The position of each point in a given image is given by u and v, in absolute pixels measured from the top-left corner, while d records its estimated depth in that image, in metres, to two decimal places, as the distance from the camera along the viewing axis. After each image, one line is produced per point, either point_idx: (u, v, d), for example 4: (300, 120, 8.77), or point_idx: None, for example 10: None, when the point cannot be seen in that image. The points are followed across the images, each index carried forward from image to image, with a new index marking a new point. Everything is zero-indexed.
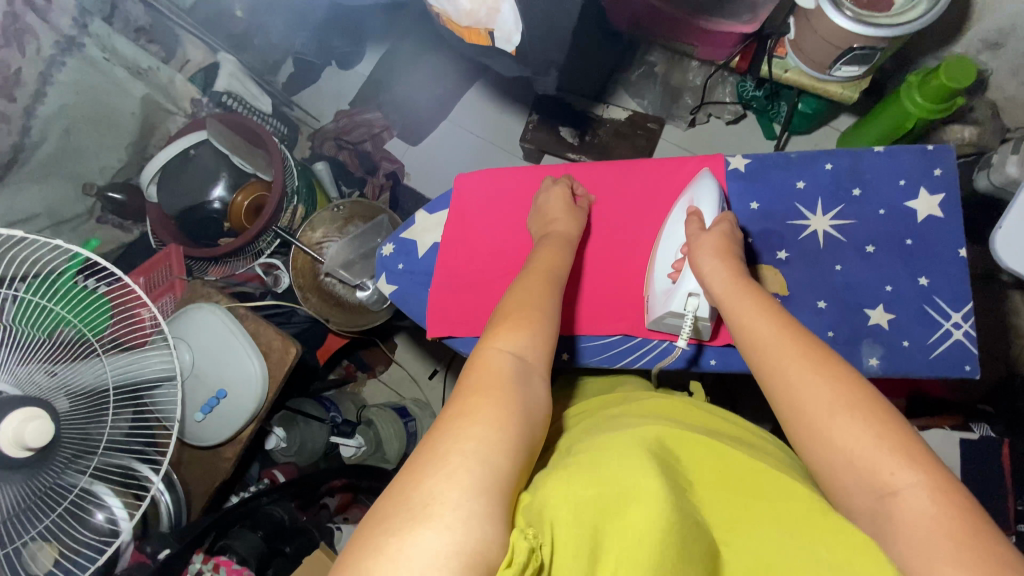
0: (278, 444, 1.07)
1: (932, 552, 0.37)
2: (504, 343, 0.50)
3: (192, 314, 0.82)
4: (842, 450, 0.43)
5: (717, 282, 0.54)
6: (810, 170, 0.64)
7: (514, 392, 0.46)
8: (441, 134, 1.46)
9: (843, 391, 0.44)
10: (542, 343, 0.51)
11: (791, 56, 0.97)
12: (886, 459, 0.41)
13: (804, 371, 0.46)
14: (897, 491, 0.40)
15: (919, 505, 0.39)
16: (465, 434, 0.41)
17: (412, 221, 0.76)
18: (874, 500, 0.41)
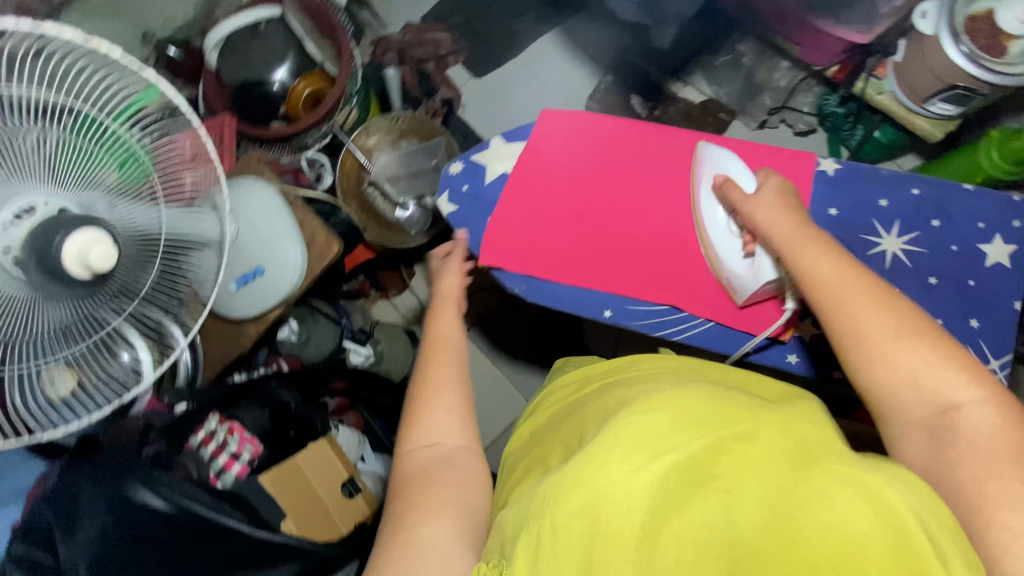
0: (290, 335, 1.12)
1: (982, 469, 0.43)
2: (420, 436, 0.54)
3: (245, 187, 0.82)
4: (906, 370, 0.47)
5: (772, 226, 0.57)
6: (895, 191, 0.64)
7: (441, 480, 0.51)
8: (507, 73, 1.43)
9: (906, 316, 0.48)
10: (454, 406, 0.56)
11: (890, 78, 0.95)
12: (941, 376, 0.46)
13: (870, 299, 0.49)
14: (954, 407, 0.46)
15: (979, 418, 0.45)
16: (413, 523, 0.47)
17: (486, 145, 0.75)
18: (932, 415, 0.46)
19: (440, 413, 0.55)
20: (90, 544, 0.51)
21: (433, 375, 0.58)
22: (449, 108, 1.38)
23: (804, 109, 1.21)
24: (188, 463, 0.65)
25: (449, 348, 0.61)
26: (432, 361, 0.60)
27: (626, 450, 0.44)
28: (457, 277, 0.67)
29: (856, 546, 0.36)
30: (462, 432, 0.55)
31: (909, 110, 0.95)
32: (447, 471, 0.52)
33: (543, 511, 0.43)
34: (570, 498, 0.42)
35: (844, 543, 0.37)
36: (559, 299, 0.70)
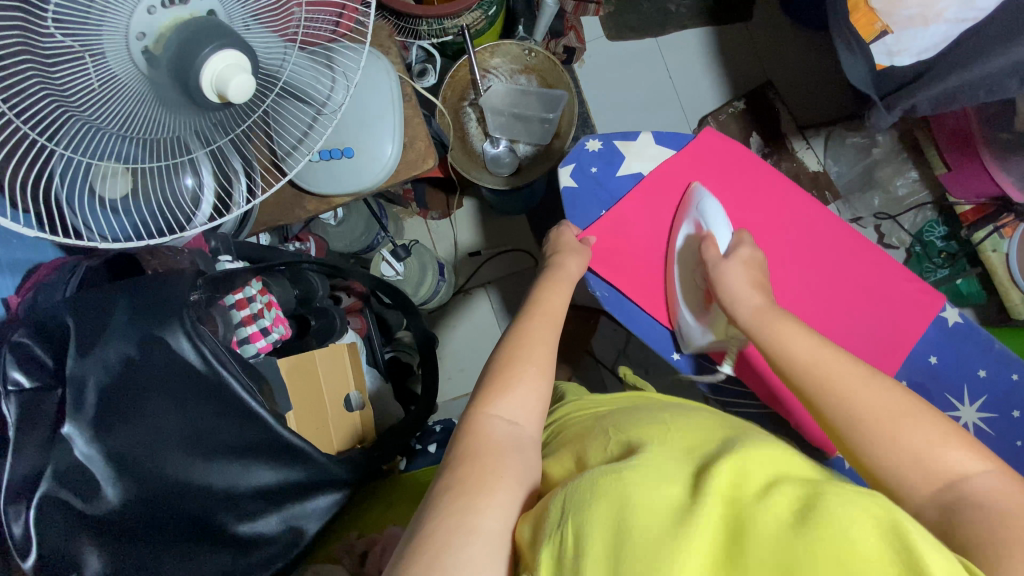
0: (329, 220, 1.06)
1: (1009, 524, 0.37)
2: (498, 409, 0.51)
3: (369, 59, 0.75)
4: (908, 437, 0.44)
5: (736, 285, 0.59)
6: (994, 368, 0.63)
7: (509, 457, 0.48)
8: (640, 50, 1.33)
9: (891, 397, 0.46)
10: (542, 391, 0.54)
11: (1012, 241, 0.93)
12: (943, 448, 0.43)
13: (838, 375, 0.49)
14: (964, 476, 0.41)
15: (991, 491, 0.40)
16: (480, 501, 0.43)
17: (633, 137, 0.72)
18: (938, 491, 0.41)
19: (522, 388, 0.53)
20: (109, 370, 0.47)
21: (523, 357, 0.55)
22: (568, 57, 1.28)
23: (904, 227, 1.17)
24: (217, 319, 0.59)
25: (545, 324, 0.58)
26: (521, 333, 0.58)
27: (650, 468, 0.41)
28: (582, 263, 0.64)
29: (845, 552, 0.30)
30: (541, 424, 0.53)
31: (1013, 279, 0.94)
32: (517, 452, 0.49)
33: (566, 508, 0.39)
34: (602, 508, 0.38)
35: (843, 546, 0.30)
36: (634, 320, 0.69)
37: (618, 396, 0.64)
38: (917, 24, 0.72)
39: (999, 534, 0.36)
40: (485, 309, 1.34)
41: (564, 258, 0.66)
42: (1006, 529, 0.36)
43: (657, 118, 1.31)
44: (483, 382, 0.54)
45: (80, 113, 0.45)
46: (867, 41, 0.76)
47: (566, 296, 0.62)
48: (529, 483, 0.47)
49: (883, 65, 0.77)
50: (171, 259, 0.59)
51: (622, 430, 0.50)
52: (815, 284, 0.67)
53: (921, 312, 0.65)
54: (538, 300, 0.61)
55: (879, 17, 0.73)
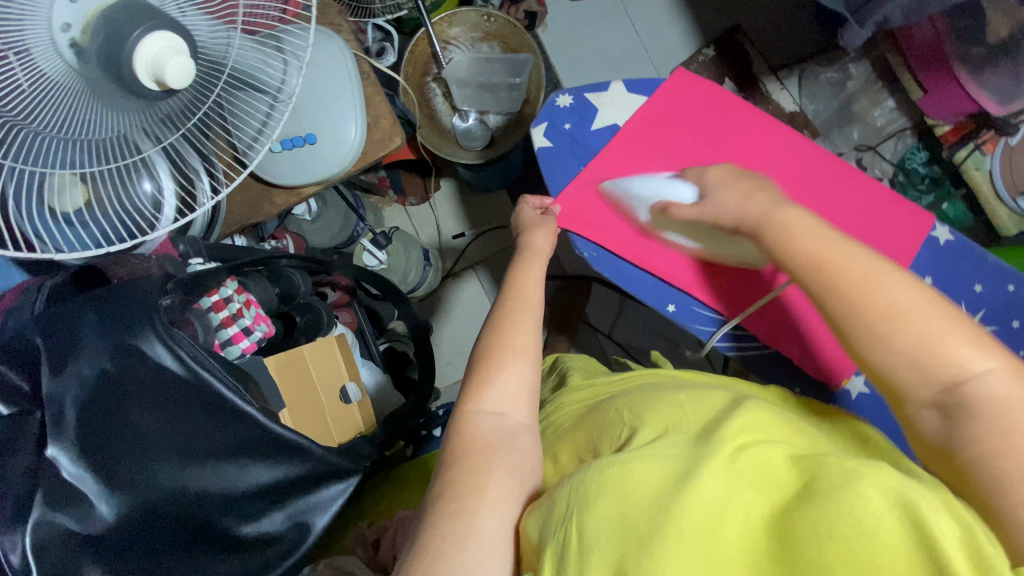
0: (304, 215, 1.03)
1: (1012, 426, 0.37)
2: (484, 403, 0.48)
3: (320, 39, 0.72)
4: (913, 331, 0.42)
5: (738, 204, 0.55)
6: (989, 281, 0.63)
7: (499, 456, 0.44)
8: (604, 6, 1.29)
9: (908, 291, 0.44)
10: (527, 378, 0.50)
11: (994, 158, 0.92)
12: (950, 345, 0.41)
13: (848, 269, 0.46)
14: (972, 377, 0.40)
15: (1002, 388, 0.39)
16: (473, 504, 0.41)
17: (606, 87, 0.70)
18: (938, 392, 0.41)
19: (510, 370, 0.49)
20: (86, 383, 0.45)
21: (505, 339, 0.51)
22: (530, 23, 1.23)
23: (886, 157, 1.14)
24: (195, 324, 0.57)
25: (524, 306, 0.54)
26: (500, 319, 0.53)
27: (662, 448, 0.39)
28: (550, 238, 0.62)
29: (862, 540, 0.28)
30: (530, 410, 0.49)
31: (999, 196, 0.93)
32: (510, 444, 0.45)
33: (571, 505, 0.37)
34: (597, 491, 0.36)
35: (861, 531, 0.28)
36: (625, 276, 0.66)
37: (621, 378, 0.61)
38: None
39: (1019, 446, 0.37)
40: (475, 291, 1.32)
41: (547, 221, 0.64)
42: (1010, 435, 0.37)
43: (628, 75, 1.28)
44: (467, 375, 0.50)
45: (18, 119, 0.43)
46: None
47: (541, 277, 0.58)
48: (525, 479, 0.44)
49: None
50: (137, 266, 0.57)
51: (631, 416, 0.48)
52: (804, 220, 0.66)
53: (912, 235, 0.64)
54: (512, 285, 0.56)
55: None
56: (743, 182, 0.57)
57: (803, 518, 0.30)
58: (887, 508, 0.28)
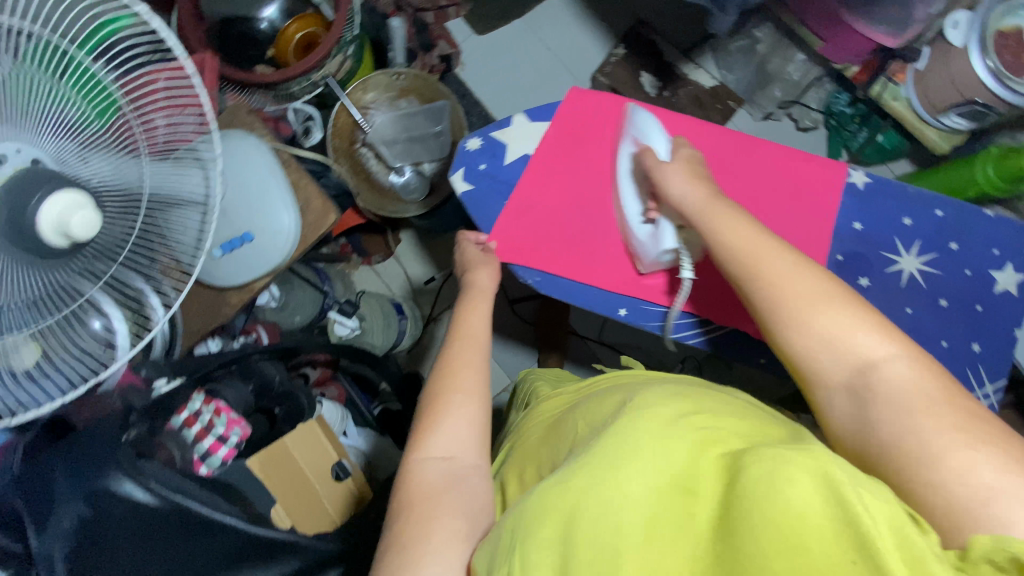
0: (269, 302, 1.06)
1: (910, 406, 0.39)
2: (434, 449, 0.47)
3: (232, 142, 0.74)
4: (831, 320, 0.44)
5: (681, 186, 0.57)
6: (919, 211, 0.64)
7: (448, 500, 0.44)
8: (511, 33, 1.34)
9: (814, 281, 0.46)
10: (477, 419, 0.49)
11: (908, 85, 0.94)
12: (856, 333, 0.43)
13: (769, 264, 0.48)
14: (879, 359, 0.42)
15: (901, 370, 0.41)
16: (417, 550, 0.41)
17: (508, 122, 0.70)
18: (851, 375, 0.42)
19: (459, 411, 0.49)
20: (67, 538, 0.45)
21: (454, 381, 0.51)
22: (447, 65, 1.30)
23: (812, 106, 1.20)
24: (170, 445, 0.59)
25: (468, 346, 0.54)
26: (444, 361, 0.53)
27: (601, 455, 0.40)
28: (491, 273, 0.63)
29: (784, 515, 0.29)
30: (482, 450, 0.49)
31: (924, 119, 0.95)
32: (461, 486, 0.45)
33: (516, 532, 0.38)
34: (550, 518, 0.38)
35: (791, 520, 0.29)
36: (571, 293, 0.68)
37: (578, 390, 0.62)
38: None
39: (911, 423, 0.38)
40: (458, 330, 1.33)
41: (485, 259, 0.65)
42: (913, 414, 0.39)
43: (552, 91, 1.32)
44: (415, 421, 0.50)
45: None
46: None
47: (483, 313, 0.59)
48: (475, 518, 0.44)
49: None
50: (101, 404, 0.58)
51: (582, 424, 0.49)
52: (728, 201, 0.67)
53: (833, 187, 0.65)
54: (458, 325, 0.57)
55: None
56: (690, 170, 0.58)
57: (735, 510, 0.31)
58: (813, 493, 0.29)
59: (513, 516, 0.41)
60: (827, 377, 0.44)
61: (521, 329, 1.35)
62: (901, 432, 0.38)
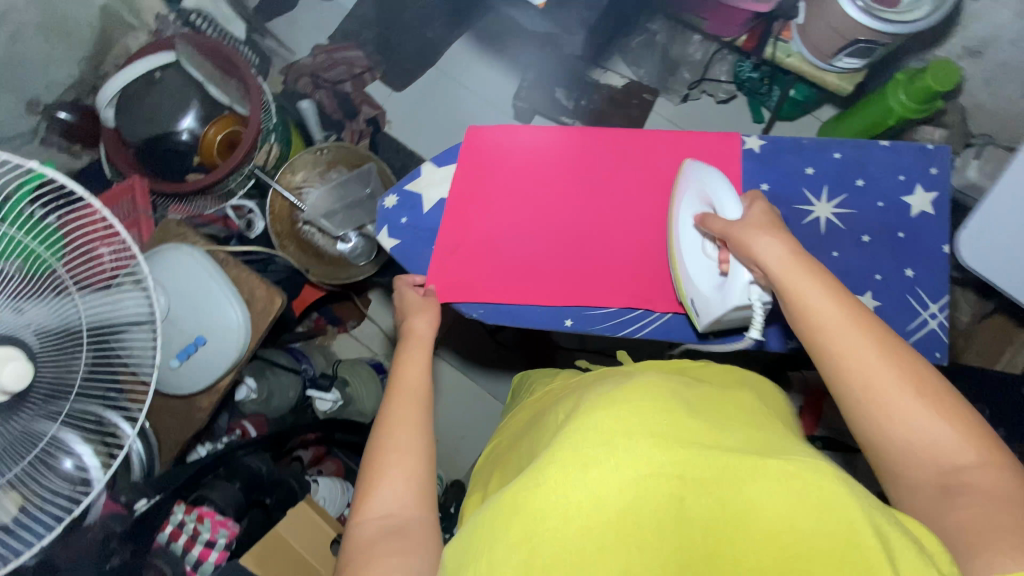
0: (249, 394, 1.04)
1: (972, 508, 0.40)
2: (375, 507, 0.48)
3: (167, 254, 0.77)
4: (916, 420, 0.45)
5: (767, 256, 0.52)
6: (818, 157, 0.66)
7: (392, 554, 0.45)
8: (428, 83, 1.40)
9: (901, 367, 0.46)
10: (414, 471, 0.50)
11: (796, 41, 1.00)
12: (934, 431, 0.44)
13: (858, 342, 0.47)
14: (967, 465, 0.43)
15: (985, 480, 0.42)
16: None
17: (418, 173, 0.73)
18: (939, 473, 0.43)
19: (393, 467, 0.50)
20: None
21: (390, 437, 0.52)
22: (375, 127, 1.34)
23: (721, 79, 1.24)
24: (159, 564, 0.65)
25: (400, 400, 0.55)
26: (383, 417, 0.53)
27: (576, 443, 0.41)
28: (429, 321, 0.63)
29: (793, 538, 0.34)
30: (422, 501, 0.49)
31: (819, 68, 0.99)
32: (401, 539, 0.46)
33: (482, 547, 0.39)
34: (515, 521, 0.38)
35: (798, 551, 0.34)
36: (519, 316, 0.68)
37: (527, 409, 0.63)
38: None
39: (989, 522, 0.39)
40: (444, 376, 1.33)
41: (424, 305, 0.65)
42: (981, 515, 0.39)
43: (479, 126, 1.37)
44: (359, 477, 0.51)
45: None
46: None
47: (422, 366, 0.58)
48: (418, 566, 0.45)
49: None
50: (80, 539, 0.61)
51: (546, 431, 0.50)
52: (644, 194, 0.69)
53: (731, 156, 0.68)
54: (398, 378, 0.57)
55: None
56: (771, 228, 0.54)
57: (751, 517, 0.36)
58: (831, 523, 0.35)
59: (472, 527, 0.42)
60: (882, 427, 0.45)
61: (505, 356, 1.34)
62: (965, 531, 0.39)
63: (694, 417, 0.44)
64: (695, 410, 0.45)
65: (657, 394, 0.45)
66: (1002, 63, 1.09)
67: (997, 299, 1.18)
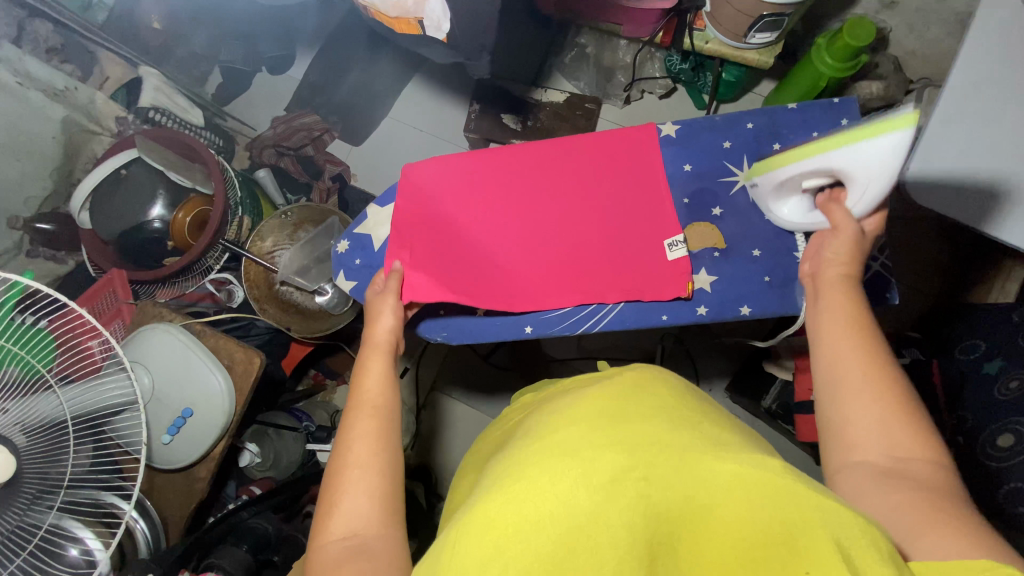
0: (252, 459, 1.06)
1: (902, 501, 0.42)
2: (337, 528, 0.47)
3: (147, 336, 0.81)
4: (870, 417, 0.47)
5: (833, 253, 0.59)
6: (733, 130, 0.72)
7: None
8: (384, 132, 1.46)
9: (873, 367, 0.50)
10: (376, 489, 0.49)
11: (710, 28, 1.04)
12: (886, 433, 0.46)
13: (843, 345, 0.52)
14: (906, 461, 0.45)
15: (923, 476, 0.44)
16: None
17: (364, 216, 0.76)
18: (883, 465, 0.45)
19: (362, 476, 0.49)
20: None
21: (351, 456, 0.51)
22: (340, 182, 1.38)
23: (656, 75, 1.29)
24: None
25: (368, 413, 0.54)
26: (343, 436, 0.53)
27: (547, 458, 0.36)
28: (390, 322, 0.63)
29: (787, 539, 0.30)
30: (387, 519, 0.48)
31: (738, 47, 1.04)
32: (367, 562, 0.44)
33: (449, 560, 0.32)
34: (479, 539, 0.32)
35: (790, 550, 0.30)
36: (481, 332, 0.72)
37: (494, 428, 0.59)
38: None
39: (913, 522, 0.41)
40: (445, 409, 1.33)
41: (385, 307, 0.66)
42: (906, 510, 0.41)
43: None
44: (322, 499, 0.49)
45: None
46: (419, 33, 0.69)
47: (388, 377, 0.58)
48: None
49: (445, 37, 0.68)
50: None
51: (510, 445, 0.46)
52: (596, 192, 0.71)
53: (649, 145, 0.72)
54: (356, 393, 0.57)
55: (407, 16, 0.67)
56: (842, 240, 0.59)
57: (731, 518, 0.32)
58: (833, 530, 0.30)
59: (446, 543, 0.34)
60: (835, 416, 0.49)
61: (501, 377, 1.33)
62: (902, 523, 0.41)
63: (671, 419, 0.40)
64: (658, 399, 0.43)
65: (622, 395, 0.43)
66: (918, 8, 1.11)
67: (970, 234, 1.19)
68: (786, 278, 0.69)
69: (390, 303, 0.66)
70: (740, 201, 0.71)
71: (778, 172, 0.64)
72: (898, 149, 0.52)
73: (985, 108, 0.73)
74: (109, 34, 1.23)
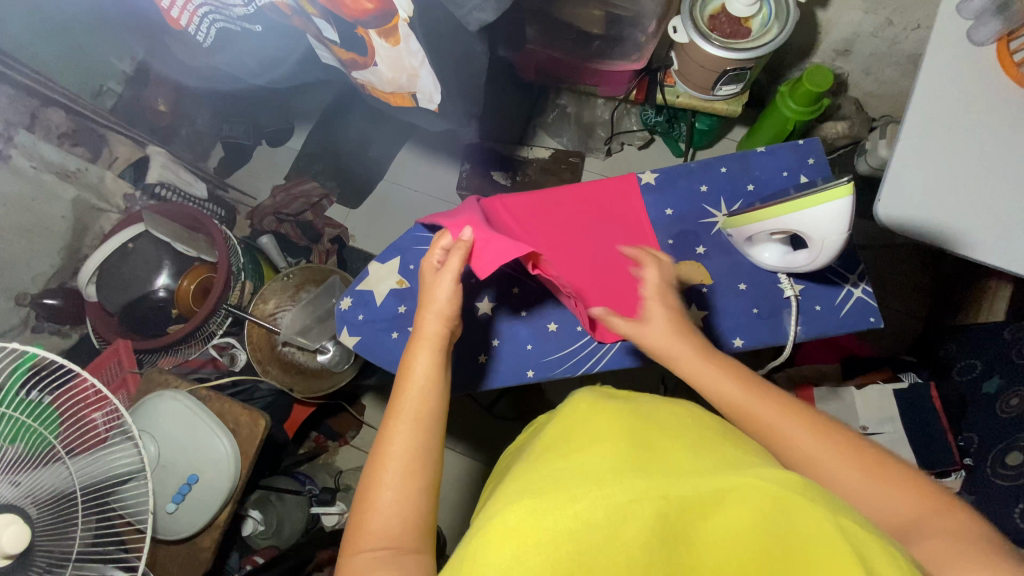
0: (255, 527, 1.03)
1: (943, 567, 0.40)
2: (372, 549, 0.43)
3: (152, 403, 0.82)
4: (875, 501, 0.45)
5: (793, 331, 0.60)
6: (709, 174, 0.76)
7: None
8: (380, 194, 1.52)
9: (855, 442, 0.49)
10: (413, 509, 0.46)
11: (679, 84, 1.13)
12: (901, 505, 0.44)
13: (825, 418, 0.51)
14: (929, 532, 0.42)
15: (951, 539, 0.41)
16: None
17: (366, 273, 0.81)
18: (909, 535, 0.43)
19: (395, 494, 0.46)
20: None
21: (386, 471, 0.47)
22: (339, 244, 1.42)
23: (633, 129, 1.37)
24: None
25: (411, 424, 0.50)
26: (379, 445, 0.49)
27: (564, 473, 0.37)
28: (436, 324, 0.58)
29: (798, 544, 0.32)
30: (422, 538, 0.45)
31: (708, 100, 1.13)
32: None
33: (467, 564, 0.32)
34: (504, 546, 0.32)
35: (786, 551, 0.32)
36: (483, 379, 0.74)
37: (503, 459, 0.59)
38: (417, 78, 0.71)
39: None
40: (451, 464, 1.30)
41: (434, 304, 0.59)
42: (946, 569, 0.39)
43: None
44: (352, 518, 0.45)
45: None
46: (414, 102, 0.78)
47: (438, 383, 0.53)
48: None
49: (437, 108, 0.77)
50: None
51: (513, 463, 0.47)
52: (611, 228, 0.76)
53: (631, 195, 0.77)
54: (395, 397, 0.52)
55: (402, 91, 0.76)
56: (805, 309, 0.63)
57: (741, 525, 0.34)
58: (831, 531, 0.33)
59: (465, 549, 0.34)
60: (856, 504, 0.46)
61: (505, 427, 1.33)
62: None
63: (679, 438, 0.43)
64: (675, 423, 0.45)
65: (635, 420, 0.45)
66: (871, 53, 1.15)
67: (950, 259, 1.23)
68: (773, 310, 0.72)
69: (451, 280, 0.61)
70: (721, 238, 0.75)
71: (747, 228, 0.69)
72: (841, 210, 0.60)
73: (940, 145, 0.77)
74: (119, 118, 1.31)
